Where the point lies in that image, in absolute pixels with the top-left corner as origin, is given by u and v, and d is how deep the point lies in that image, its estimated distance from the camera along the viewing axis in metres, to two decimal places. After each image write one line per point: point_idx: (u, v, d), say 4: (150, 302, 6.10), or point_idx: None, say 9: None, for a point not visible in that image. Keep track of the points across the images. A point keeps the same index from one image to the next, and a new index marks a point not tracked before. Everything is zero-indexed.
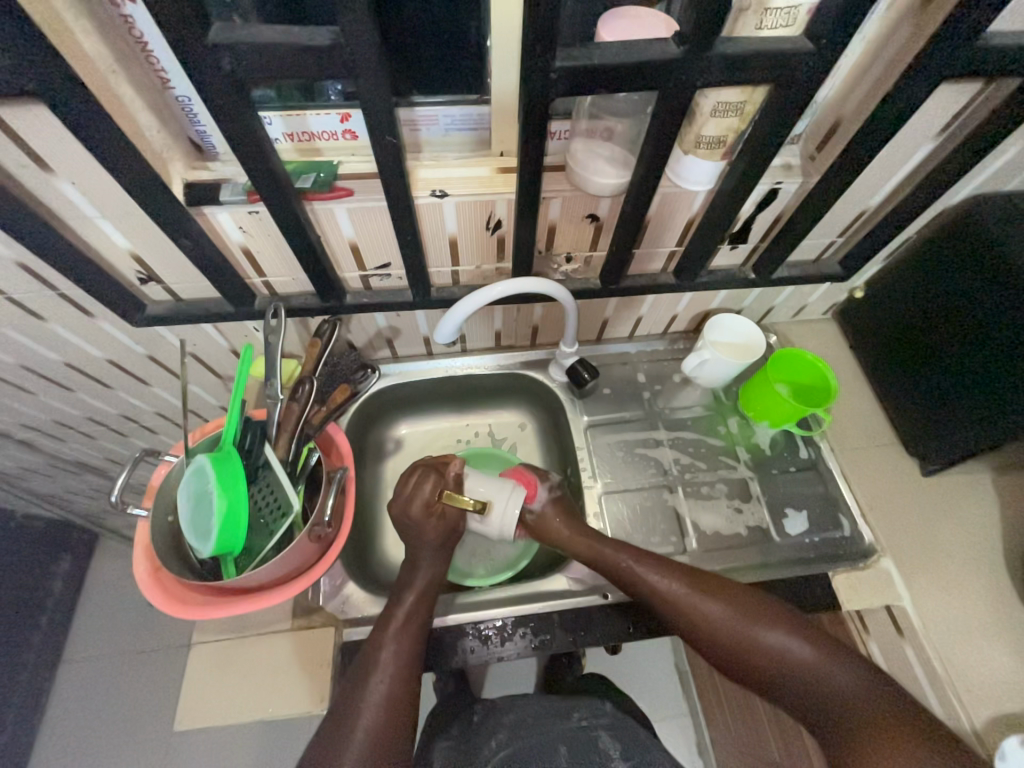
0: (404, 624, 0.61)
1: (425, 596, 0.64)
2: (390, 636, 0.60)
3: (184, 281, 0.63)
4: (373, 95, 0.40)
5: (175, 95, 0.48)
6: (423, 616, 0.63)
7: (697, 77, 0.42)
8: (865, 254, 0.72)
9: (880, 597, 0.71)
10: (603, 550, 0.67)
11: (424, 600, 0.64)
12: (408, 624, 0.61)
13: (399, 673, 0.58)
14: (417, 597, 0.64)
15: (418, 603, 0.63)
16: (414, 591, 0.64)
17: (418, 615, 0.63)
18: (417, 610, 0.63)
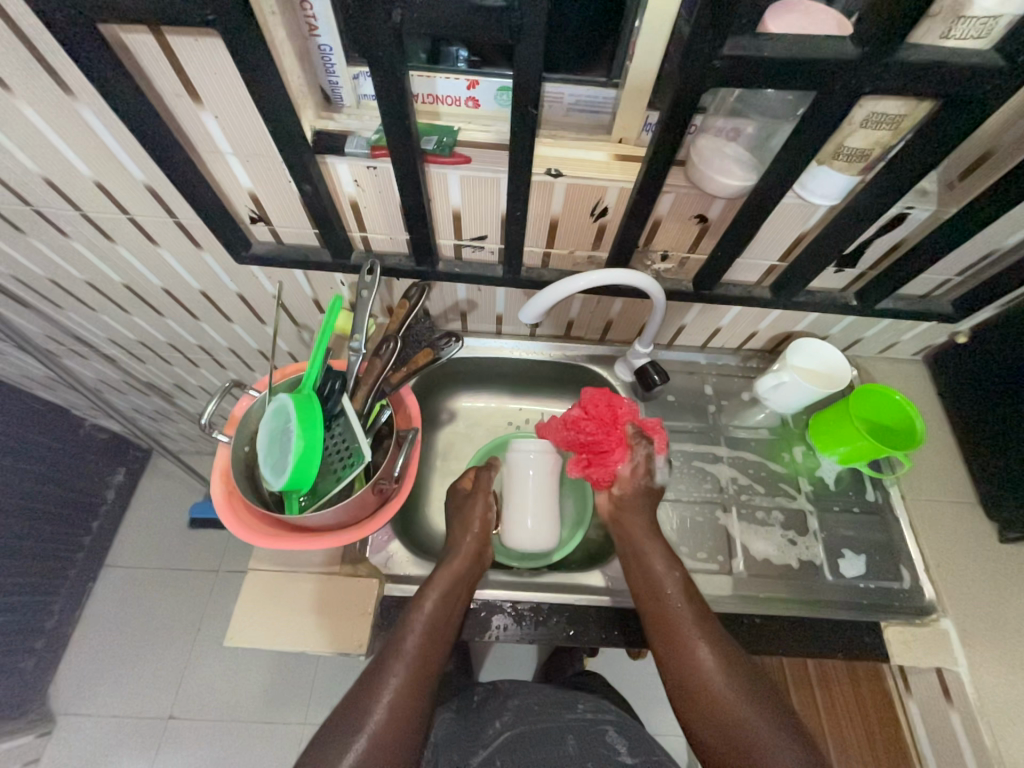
0: (425, 626, 0.61)
1: (446, 594, 0.64)
2: (411, 631, 0.60)
3: (290, 226, 0.66)
4: (527, 64, 0.40)
5: (318, 43, 0.49)
6: (444, 618, 0.62)
7: (866, 83, 0.40)
8: (983, 297, 0.67)
9: (934, 659, 0.68)
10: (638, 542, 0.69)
11: (447, 603, 0.63)
12: (430, 624, 0.61)
13: (412, 672, 0.58)
14: (439, 599, 0.63)
15: (440, 604, 0.63)
16: (436, 593, 0.64)
17: (439, 616, 0.62)
18: (439, 613, 0.62)
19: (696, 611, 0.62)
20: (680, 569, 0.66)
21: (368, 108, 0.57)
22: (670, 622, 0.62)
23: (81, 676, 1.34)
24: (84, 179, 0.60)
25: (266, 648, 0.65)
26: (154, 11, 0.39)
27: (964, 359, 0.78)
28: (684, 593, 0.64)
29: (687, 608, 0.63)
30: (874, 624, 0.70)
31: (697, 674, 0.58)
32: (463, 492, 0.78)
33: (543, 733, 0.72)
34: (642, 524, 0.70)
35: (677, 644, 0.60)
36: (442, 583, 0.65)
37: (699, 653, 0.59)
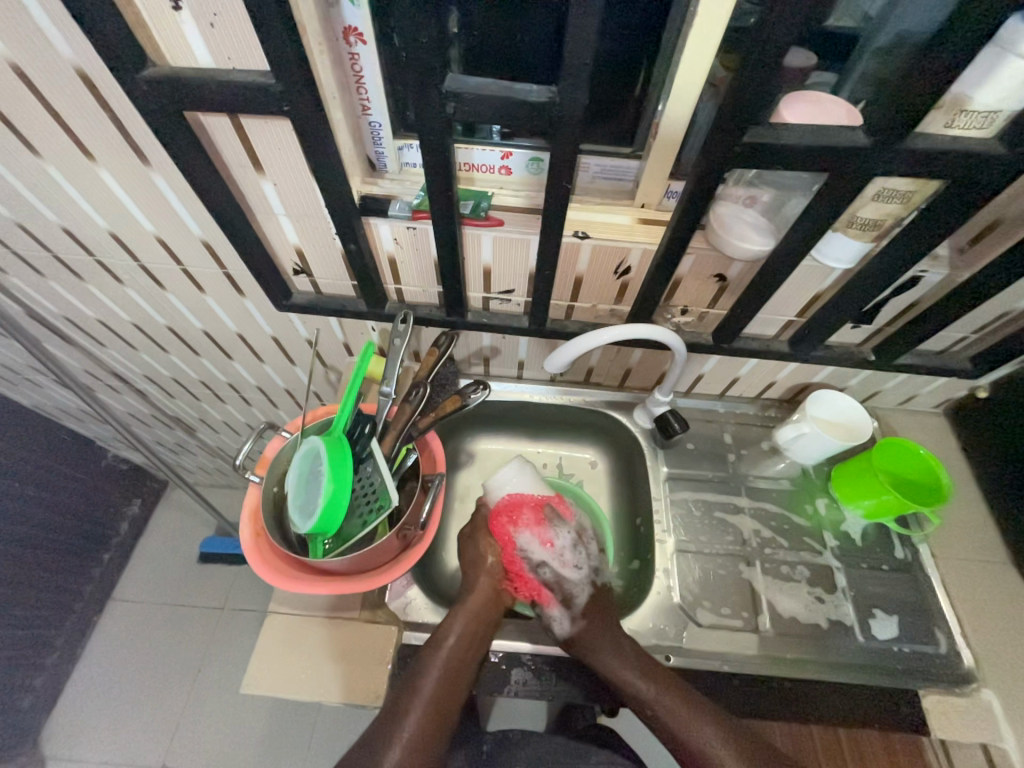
0: (442, 664, 0.62)
1: (467, 633, 0.65)
2: (430, 669, 0.62)
3: (330, 278, 0.70)
4: (564, 146, 0.44)
5: (370, 121, 0.54)
6: (463, 659, 0.63)
7: (878, 166, 0.43)
8: (1002, 355, 0.68)
9: (978, 733, 0.64)
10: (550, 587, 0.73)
11: (467, 643, 0.64)
12: (448, 663, 0.62)
13: (428, 712, 0.59)
14: (458, 637, 0.64)
15: (461, 643, 0.63)
16: (455, 630, 0.64)
17: (457, 656, 0.63)
18: (457, 653, 0.63)
19: (700, 715, 0.61)
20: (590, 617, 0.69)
21: (409, 174, 0.61)
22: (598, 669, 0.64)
23: (77, 716, 1.30)
24: (146, 234, 0.66)
25: (285, 697, 0.64)
26: (236, 102, 0.44)
27: (985, 414, 0.78)
28: (658, 684, 0.63)
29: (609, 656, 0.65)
30: (911, 690, 0.67)
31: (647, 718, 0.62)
32: (467, 529, 0.77)
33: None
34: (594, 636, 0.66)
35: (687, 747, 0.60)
36: (461, 620, 0.65)
37: (724, 763, 0.58)
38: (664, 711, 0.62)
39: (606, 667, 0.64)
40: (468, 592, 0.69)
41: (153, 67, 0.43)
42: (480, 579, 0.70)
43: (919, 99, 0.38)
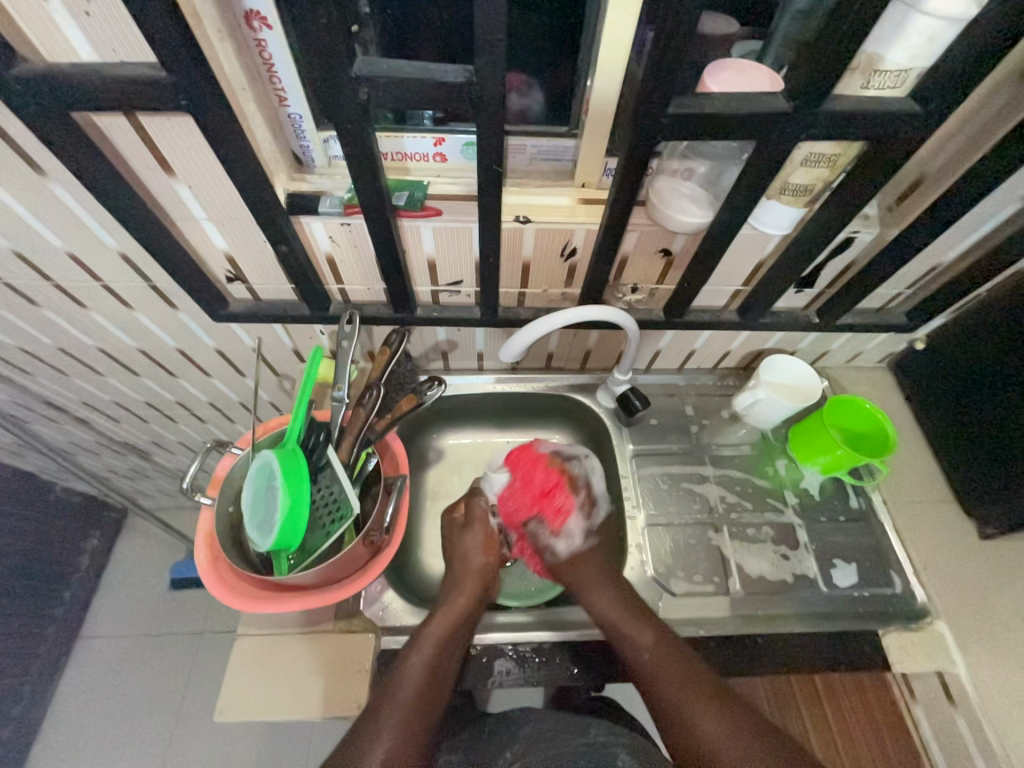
0: (423, 669, 0.60)
1: (448, 634, 0.64)
2: (409, 676, 0.60)
3: (268, 282, 0.66)
4: (491, 127, 0.43)
5: (288, 112, 0.51)
6: (443, 661, 0.62)
7: (802, 131, 0.43)
8: (934, 308, 0.72)
9: (933, 662, 0.68)
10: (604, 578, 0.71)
11: (446, 645, 0.63)
12: (428, 667, 0.61)
13: (408, 724, 0.57)
14: (440, 642, 0.63)
15: (442, 643, 0.63)
16: (436, 635, 0.63)
17: (438, 658, 0.62)
18: (439, 655, 0.62)
19: (687, 671, 0.62)
20: (653, 625, 0.66)
21: (339, 166, 0.58)
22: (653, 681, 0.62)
23: (55, 764, 1.24)
24: (55, 251, 0.60)
25: (263, 720, 0.62)
26: (127, 99, 0.40)
27: (923, 364, 0.82)
28: (665, 645, 0.64)
29: (672, 659, 0.63)
30: (873, 632, 0.70)
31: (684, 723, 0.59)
32: (456, 523, 0.79)
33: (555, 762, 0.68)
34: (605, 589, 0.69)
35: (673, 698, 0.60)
36: (443, 623, 0.65)
37: (700, 711, 0.59)
38: (663, 682, 0.61)
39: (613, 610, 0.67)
40: (452, 595, 0.69)
41: (25, 64, 0.38)
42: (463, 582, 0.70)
43: (833, 61, 0.38)
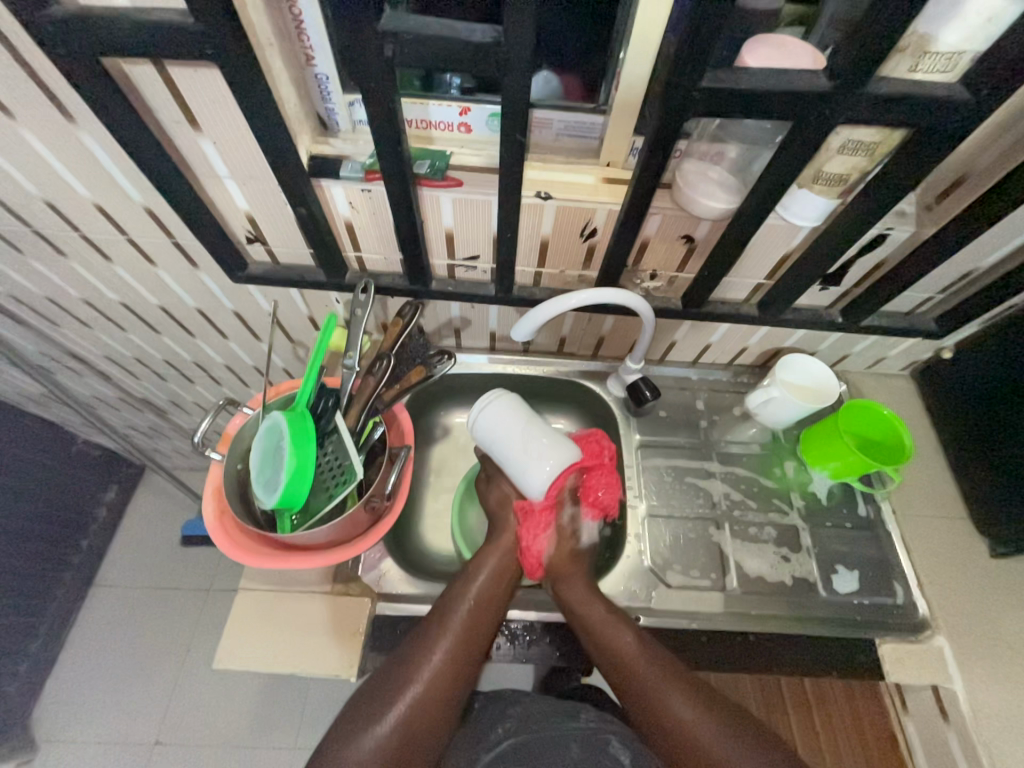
0: (472, 601, 0.63)
1: (498, 567, 0.67)
2: (461, 602, 0.63)
3: (286, 246, 0.67)
4: (516, 93, 0.42)
5: (315, 73, 0.51)
6: (492, 595, 0.65)
7: (841, 113, 0.42)
8: (965, 315, 0.69)
9: (929, 675, 0.67)
10: (592, 606, 0.65)
11: (495, 580, 0.66)
12: (480, 596, 0.64)
13: (458, 646, 0.61)
14: (491, 576, 0.66)
15: (492, 578, 0.66)
16: (489, 567, 0.66)
17: (488, 592, 0.65)
18: (490, 588, 0.65)
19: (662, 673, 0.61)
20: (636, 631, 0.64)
21: (363, 132, 0.58)
22: (649, 701, 0.59)
23: (67, 699, 1.30)
24: (83, 202, 0.61)
25: (264, 672, 0.64)
26: (156, 47, 0.40)
27: (950, 374, 0.79)
28: (642, 653, 0.62)
29: (674, 693, 0.59)
30: (869, 641, 0.70)
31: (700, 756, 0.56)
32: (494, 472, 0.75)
33: (545, 744, 0.65)
34: (585, 595, 0.65)
35: (651, 706, 0.59)
36: (494, 557, 0.68)
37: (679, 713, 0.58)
38: (671, 711, 0.59)
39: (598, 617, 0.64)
40: (499, 535, 0.71)
41: (58, 5, 0.39)
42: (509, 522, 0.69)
43: (881, 38, 0.36)
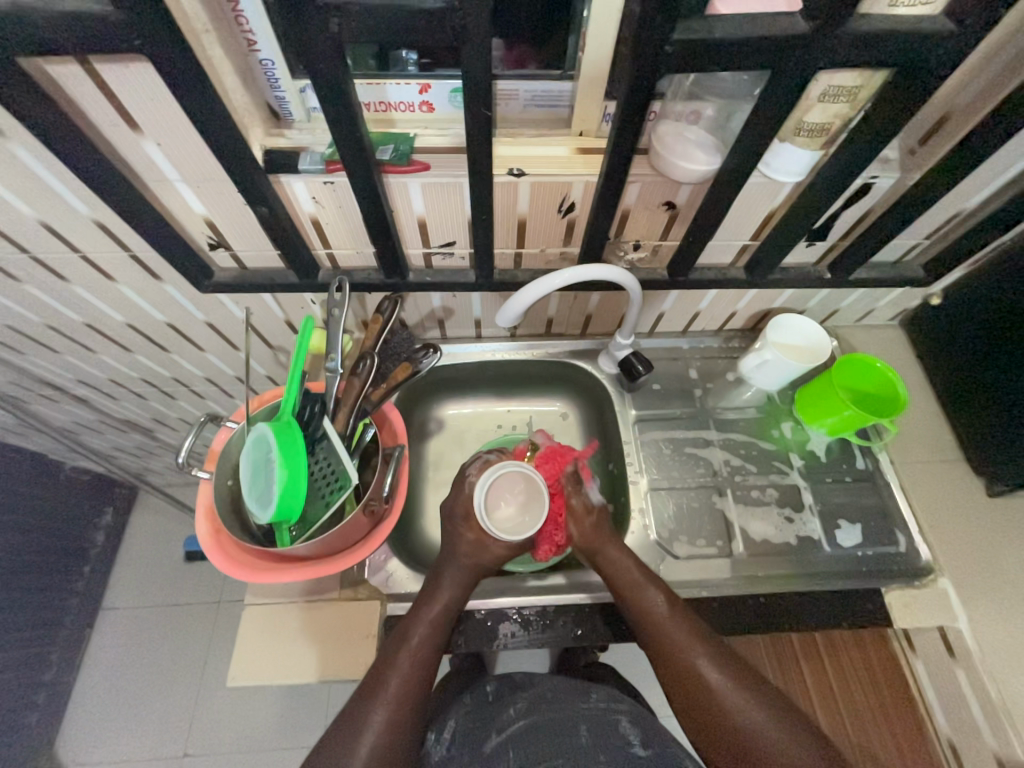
0: (411, 657, 0.60)
1: (427, 642, 0.61)
2: (395, 671, 0.59)
3: (252, 249, 0.64)
4: (476, 63, 0.39)
5: (258, 58, 0.47)
6: (431, 644, 0.61)
7: (823, 56, 0.39)
8: (953, 259, 0.68)
9: (935, 618, 0.69)
10: (609, 550, 0.67)
11: (433, 629, 0.62)
12: (415, 657, 0.60)
13: (397, 707, 0.57)
14: (428, 627, 0.62)
15: (429, 631, 0.62)
16: (423, 625, 0.62)
17: (425, 643, 0.61)
18: (427, 638, 0.61)
19: (690, 630, 0.62)
20: (664, 587, 0.65)
21: (319, 120, 0.54)
22: (671, 646, 0.61)
23: (90, 725, 1.30)
24: (27, 221, 0.58)
25: (278, 685, 0.63)
26: (78, 41, 0.37)
27: (939, 320, 0.79)
28: (671, 613, 0.63)
29: (687, 636, 0.61)
30: (875, 590, 0.71)
31: (715, 706, 0.57)
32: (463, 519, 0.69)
33: (558, 722, 0.67)
34: (619, 549, 0.67)
35: (676, 660, 0.60)
36: (427, 612, 0.63)
37: (706, 675, 0.59)
38: (692, 658, 0.60)
39: (632, 572, 0.65)
40: (438, 573, 0.66)
41: None
42: (449, 571, 0.66)
43: None
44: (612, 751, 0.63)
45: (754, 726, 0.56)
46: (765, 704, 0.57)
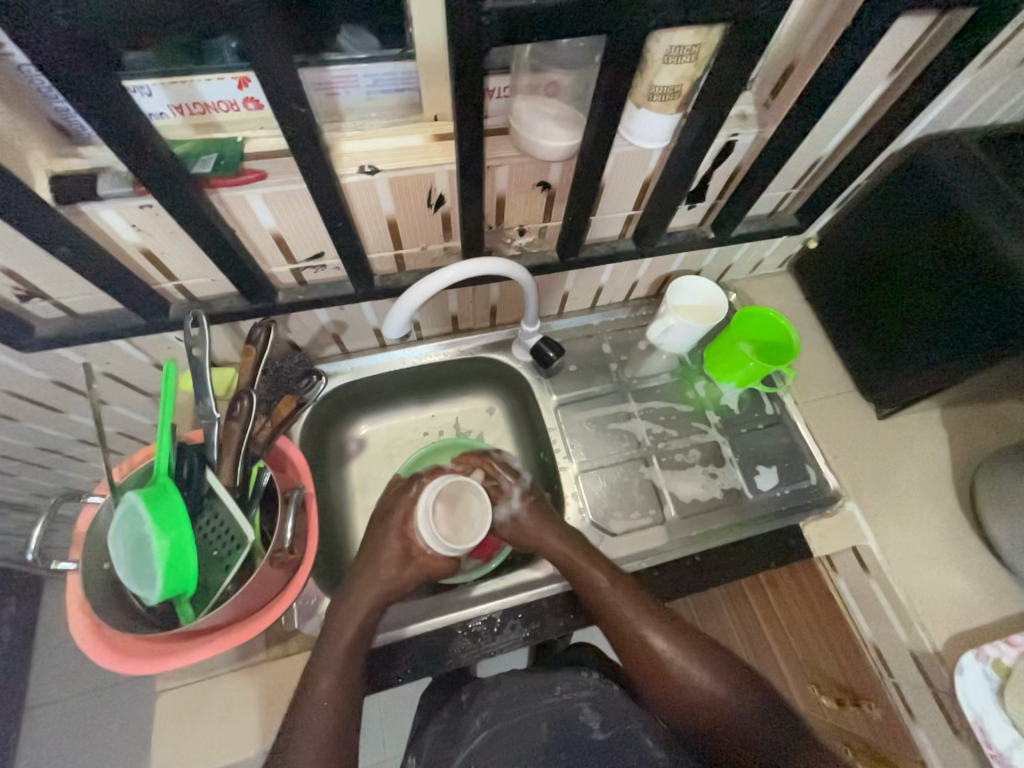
0: (322, 709, 0.55)
1: (340, 683, 0.57)
2: (302, 733, 0.54)
3: (78, 294, 0.54)
4: (266, 52, 0.33)
5: (16, 64, 0.37)
6: (345, 686, 0.57)
7: (651, 16, 0.37)
8: (819, 205, 0.71)
9: (847, 539, 0.75)
10: (553, 546, 0.69)
11: (343, 670, 0.58)
12: (327, 706, 0.55)
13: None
14: (335, 671, 0.58)
15: (338, 673, 0.57)
16: (330, 668, 0.58)
17: (336, 687, 0.57)
18: (338, 681, 0.57)
19: (634, 605, 0.66)
20: (605, 565, 0.68)
21: None
22: (617, 619, 0.65)
23: None
24: None
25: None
26: None
27: (819, 262, 0.84)
28: (615, 590, 0.66)
29: (630, 609, 0.65)
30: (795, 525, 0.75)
31: (659, 663, 0.64)
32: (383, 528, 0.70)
33: (520, 726, 0.64)
34: (560, 540, 0.69)
35: (624, 631, 0.65)
36: (332, 655, 0.59)
37: (654, 646, 0.64)
38: (632, 623, 0.65)
39: (574, 558, 0.68)
40: (346, 603, 0.63)
41: None
42: (367, 590, 0.64)
43: None
44: (570, 751, 0.61)
45: (689, 674, 0.63)
46: (695, 652, 0.64)
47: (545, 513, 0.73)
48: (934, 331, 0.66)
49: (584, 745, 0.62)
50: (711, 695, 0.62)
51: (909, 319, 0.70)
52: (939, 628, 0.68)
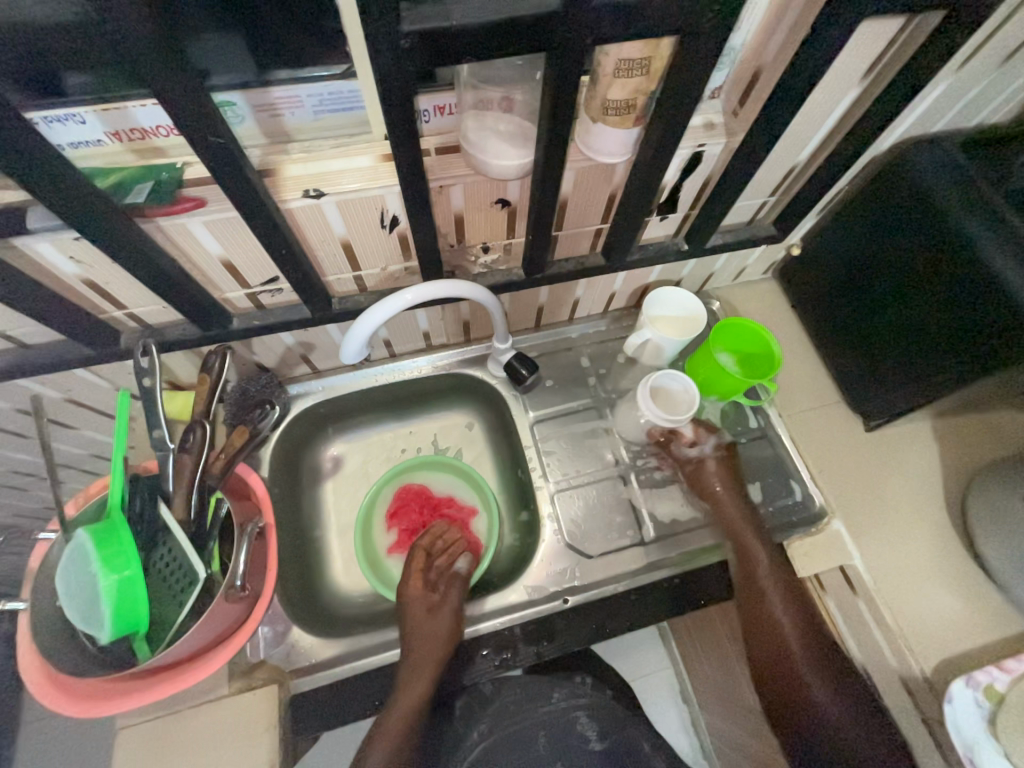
0: (429, 662, 0.62)
1: (436, 647, 0.64)
2: (413, 683, 0.61)
3: (24, 326, 0.53)
4: (176, 83, 0.32)
5: None
6: (438, 650, 0.63)
7: (587, 32, 0.35)
8: (797, 212, 0.69)
9: (833, 558, 0.72)
10: (732, 515, 0.70)
11: (436, 638, 0.64)
12: (427, 664, 0.62)
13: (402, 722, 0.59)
14: (433, 633, 0.64)
15: (432, 640, 0.64)
16: (441, 626, 0.64)
17: (435, 646, 0.64)
18: (438, 643, 0.64)
19: (785, 592, 0.66)
20: (769, 546, 0.68)
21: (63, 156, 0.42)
22: (756, 587, 0.67)
23: None
24: None
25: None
26: None
27: (803, 268, 0.81)
28: (773, 566, 0.67)
29: (776, 589, 0.66)
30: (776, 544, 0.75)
31: (772, 635, 0.65)
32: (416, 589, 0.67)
33: (518, 735, 0.65)
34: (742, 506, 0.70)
35: (756, 603, 0.66)
36: (435, 621, 0.65)
37: (782, 626, 0.64)
38: (769, 596, 0.66)
39: (749, 529, 0.69)
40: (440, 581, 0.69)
41: None
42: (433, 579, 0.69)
43: None
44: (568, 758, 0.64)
45: (792, 651, 0.63)
46: (805, 639, 0.64)
47: (737, 476, 0.73)
48: (926, 348, 0.63)
49: (582, 753, 0.65)
50: (801, 685, 0.61)
51: (898, 334, 0.67)
52: (930, 653, 0.64)
